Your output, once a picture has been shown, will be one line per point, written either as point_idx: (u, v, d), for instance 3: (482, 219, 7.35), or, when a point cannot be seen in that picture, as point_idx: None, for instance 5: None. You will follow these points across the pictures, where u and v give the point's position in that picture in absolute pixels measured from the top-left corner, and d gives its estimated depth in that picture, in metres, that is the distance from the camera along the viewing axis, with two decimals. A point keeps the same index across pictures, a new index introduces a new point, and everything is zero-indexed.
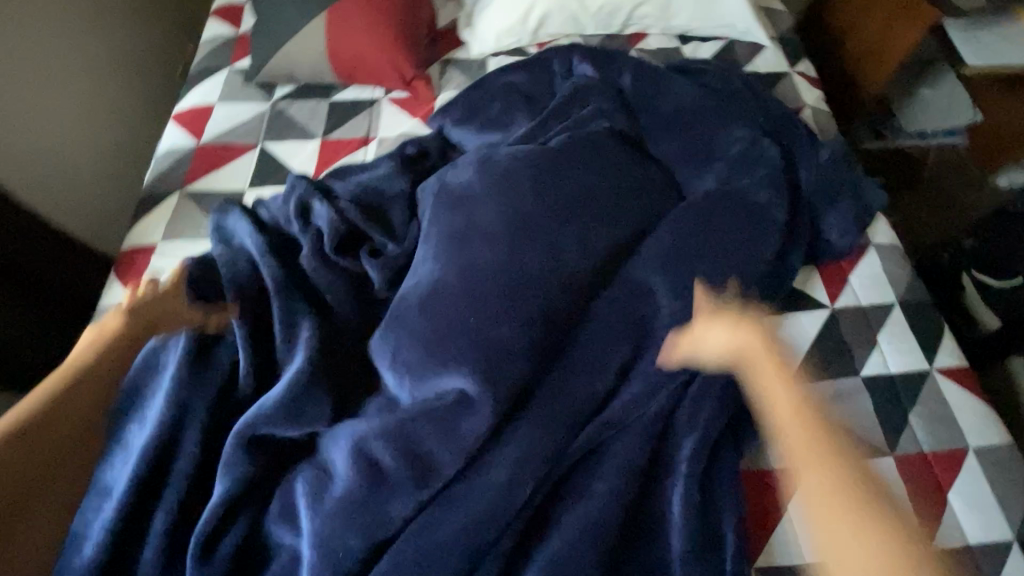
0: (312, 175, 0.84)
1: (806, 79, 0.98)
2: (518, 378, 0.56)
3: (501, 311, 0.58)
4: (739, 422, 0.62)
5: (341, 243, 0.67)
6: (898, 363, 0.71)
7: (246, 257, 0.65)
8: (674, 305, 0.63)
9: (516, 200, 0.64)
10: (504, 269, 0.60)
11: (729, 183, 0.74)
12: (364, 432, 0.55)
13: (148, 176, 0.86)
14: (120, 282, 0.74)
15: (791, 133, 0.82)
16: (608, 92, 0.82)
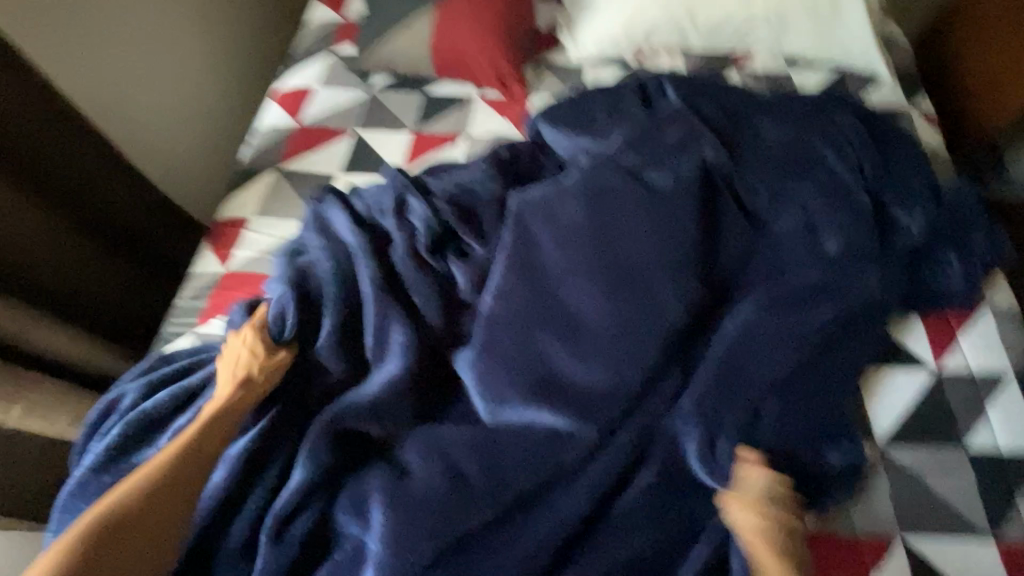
0: (401, 166, 0.84)
1: (926, 117, 0.90)
2: (605, 419, 0.56)
3: (594, 351, 0.58)
4: (823, 480, 0.57)
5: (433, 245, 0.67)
6: (1009, 441, 0.62)
7: (340, 250, 0.64)
8: (763, 343, 0.60)
9: (613, 233, 0.63)
10: (599, 306, 0.60)
11: (835, 221, 0.69)
12: (448, 443, 0.54)
13: (245, 150, 0.89)
14: (212, 252, 0.76)
15: (907, 174, 0.75)
16: (711, 114, 0.79)
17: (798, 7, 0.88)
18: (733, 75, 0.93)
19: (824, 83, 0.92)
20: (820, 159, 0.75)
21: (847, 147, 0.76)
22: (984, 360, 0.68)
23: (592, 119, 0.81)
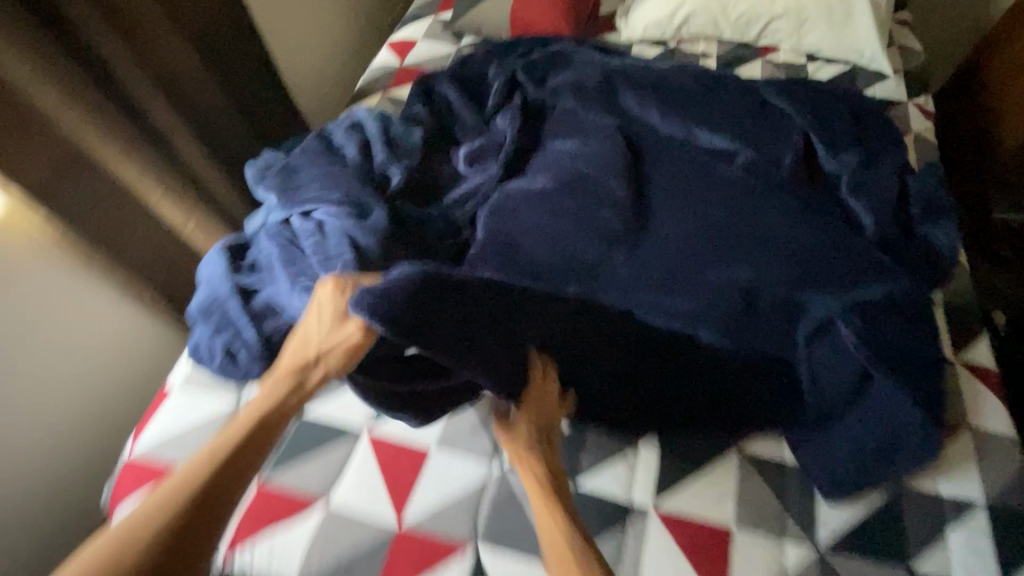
0: (467, 87, 1.04)
1: (923, 113, 1.04)
2: (616, 293, 0.79)
3: (591, 256, 0.82)
4: (754, 328, 0.74)
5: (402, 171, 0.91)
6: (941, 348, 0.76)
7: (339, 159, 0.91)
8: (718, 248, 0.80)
9: (619, 166, 0.90)
10: (599, 225, 0.84)
11: (796, 170, 0.90)
12: (516, 269, 0.82)
13: (362, 81, 1.16)
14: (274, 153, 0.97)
15: (877, 141, 0.92)
16: (723, 87, 0.99)
17: (815, 7, 1.06)
18: (755, 63, 1.11)
19: (836, 76, 1.08)
20: (794, 124, 0.94)
21: (831, 119, 0.94)
22: (955, 294, 0.82)
23: (628, 77, 1.01)
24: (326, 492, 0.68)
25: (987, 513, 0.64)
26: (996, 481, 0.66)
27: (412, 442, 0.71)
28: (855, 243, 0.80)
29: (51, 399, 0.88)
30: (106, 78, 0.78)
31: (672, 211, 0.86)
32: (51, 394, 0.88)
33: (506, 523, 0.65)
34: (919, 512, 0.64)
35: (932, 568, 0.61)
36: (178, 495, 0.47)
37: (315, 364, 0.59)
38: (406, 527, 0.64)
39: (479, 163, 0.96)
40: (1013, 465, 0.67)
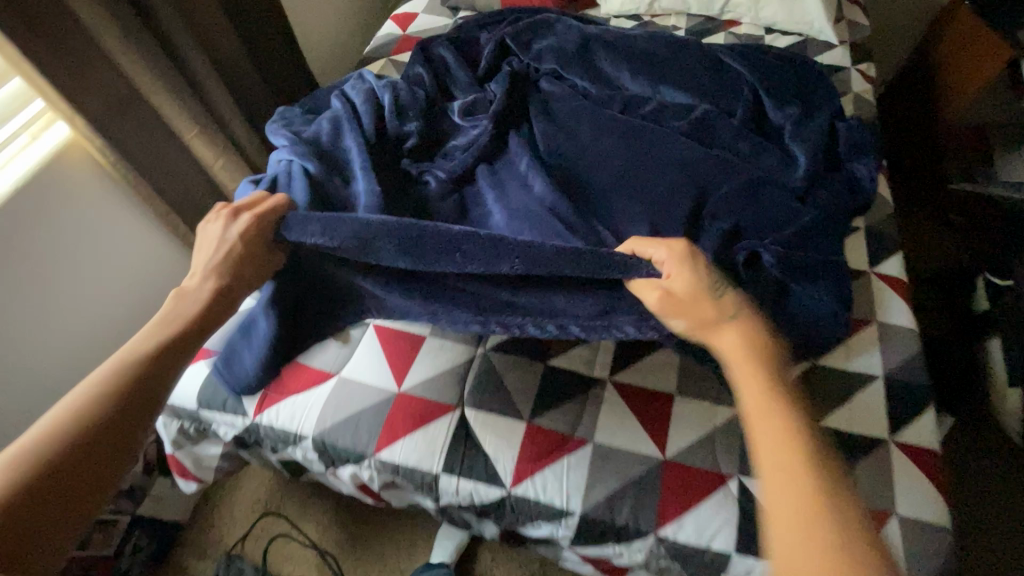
0: (462, 51, 1.18)
1: (865, 78, 1.18)
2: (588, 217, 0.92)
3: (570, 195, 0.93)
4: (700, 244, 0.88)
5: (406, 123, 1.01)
6: (859, 263, 0.90)
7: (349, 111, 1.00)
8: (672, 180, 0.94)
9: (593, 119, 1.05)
10: (573, 163, 0.98)
11: (744, 120, 1.04)
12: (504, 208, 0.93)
13: (368, 48, 1.30)
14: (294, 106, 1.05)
15: (818, 95, 1.06)
16: (686, 51, 1.13)
17: None
18: (719, 34, 1.26)
19: (789, 45, 1.22)
20: (746, 82, 1.08)
21: (779, 77, 1.08)
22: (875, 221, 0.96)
23: (603, 42, 1.15)
24: (338, 367, 0.81)
25: (883, 383, 0.78)
26: (892, 360, 0.80)
27: (411, 331, 0.85)
28: (787, 180, 0.94)
29: (98, 310, 1.02)
30: (164, 41, 0.91)
31: (637, 153, 1.00)
32: (98, 305, 1.02)
33: (486, 391, 0.79)
34: (825, 384, 0.78)
35: (833, 423, 0.75)
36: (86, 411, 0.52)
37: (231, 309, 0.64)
38: (404, 391, 0.78)
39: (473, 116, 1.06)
40: (909, 349, 0.81)
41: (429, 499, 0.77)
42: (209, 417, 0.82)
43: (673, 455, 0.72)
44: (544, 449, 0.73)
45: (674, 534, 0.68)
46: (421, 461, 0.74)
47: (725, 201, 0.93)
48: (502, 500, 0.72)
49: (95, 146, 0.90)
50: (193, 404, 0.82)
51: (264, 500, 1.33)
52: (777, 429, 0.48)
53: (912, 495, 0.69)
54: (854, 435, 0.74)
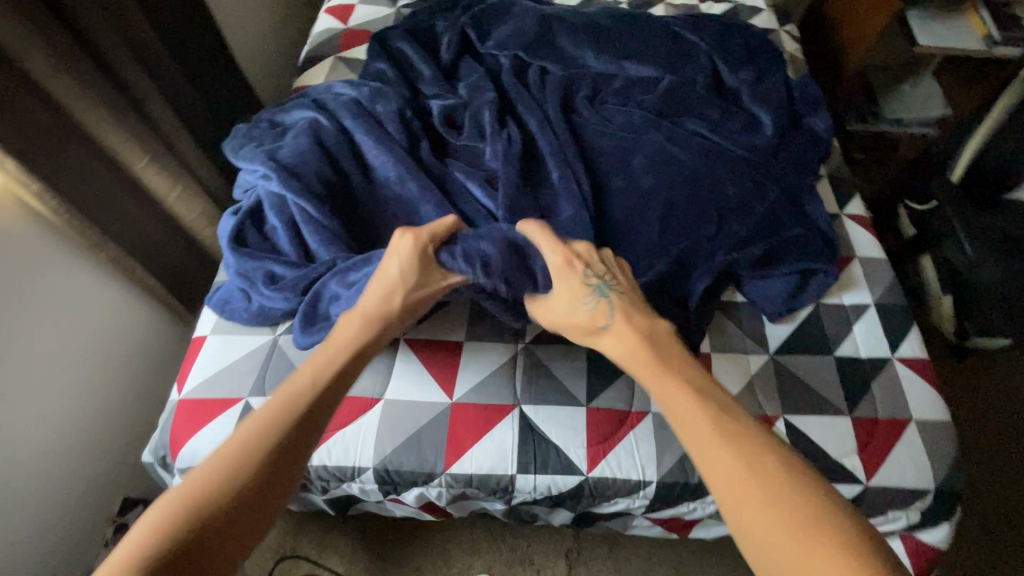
0: (420, 41, 1.12)
1: (792, 38, 1.29)
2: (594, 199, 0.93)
3: (578, 187, 0.93)
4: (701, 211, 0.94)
5: (396, 134, 0.92)
6: (831, 208, 1.00)
7: (327, 126, 0.90)
8: (661, 154, 0.98)
9: (569, 105, 1.07)
10: (564, 145, 0.98)
11: (707, 88, 1.10)
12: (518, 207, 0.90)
13: (309, 47, 1.20)
14: (260, 121, 0.93)
15: (765, 58, 1.14)
16: (640, 24, 1.17)
17: None
18: (658, 7, 1.30)
19: (723, 12, 1.30)
20: (701, 51, 1.14)
21: (727, 45, 1.15)
22: (834, 168, 1.07)
23: (561, 22, 1.15)
24: (380, 391, 0.77)
25: (875, 310, 0.88)
26: (877, 288, 0.90)
27: (445, 339, 0.82)
28: (760, 140, 1.02)
29: (57, 382, 0.88)
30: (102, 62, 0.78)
31: (619, 130, 1.02)
32: (56, 377, 0.87)
33: (539, 385, 0.79)
34: (830, 319, 0.88)
35: (845, 352, 0.84)
36: (236, 463, 0.49)
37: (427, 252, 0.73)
38: (455, 402, 0.77)
39: (453, 113, 1.02)
40: (887, 277, 0.92)
41: (501, 501, 0.77)
42: None
43: None
44: (608, 430, 0.76)
45: None
46: (494, 466, 0.73)
47: (712, 166, 0.98)
48: (580, 487, 0.74)
49: (28, 194, 0.76)
50: None
51: (276, 546, 1.24)
52: (750, 451, 0.51)
53: (921, 401, 0.80)
54: (865, 360, 0.84)
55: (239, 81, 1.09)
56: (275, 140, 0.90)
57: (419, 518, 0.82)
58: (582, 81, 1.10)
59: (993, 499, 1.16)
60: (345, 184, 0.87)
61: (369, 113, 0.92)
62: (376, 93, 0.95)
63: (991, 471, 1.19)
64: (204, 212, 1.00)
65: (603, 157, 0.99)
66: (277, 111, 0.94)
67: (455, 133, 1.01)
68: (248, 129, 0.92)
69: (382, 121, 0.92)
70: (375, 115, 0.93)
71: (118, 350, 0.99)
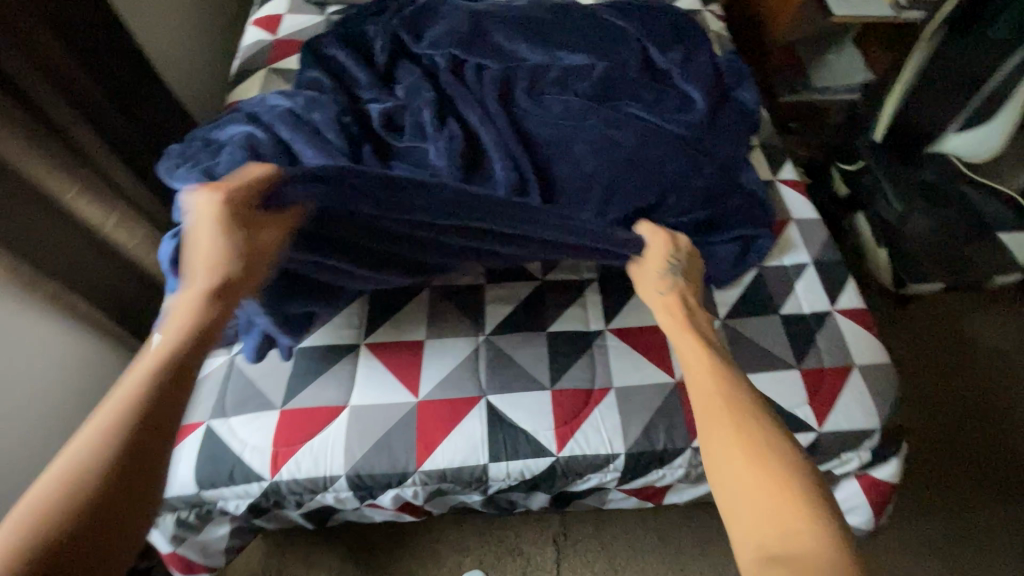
0: (352, 46, 1.11)
1: (717, 17, 1.34)
2: (539, 187, 0.94)
3: (521, 176, 0.94)
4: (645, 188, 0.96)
5: (339, 140, 0.91)
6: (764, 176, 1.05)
7: (263, 139, 0.88)
8: (602, 137, 1.01)
9: (508, 98, 1.09)
10: (505, 137, 0.99)
11: (639, 71, 1.13)
12: None
13: (239, 60, 1.17)
14: (193, 139, 0.91)
15: (692, 38, 1.18)
16: (570, 13, 1.19)
17: None
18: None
19: None
20: (631, 36, 1.17)
21: (655, 27, 1.18)
22: (767, 138, 1.11)
23: (492, 17, 1.16)
24: (345, 399, 0.77)
25: (813, 267, 0.93)
26: (813, 247, 0.96)
27: (406, 340, 0.82)
28: (692, 117, 1.06)
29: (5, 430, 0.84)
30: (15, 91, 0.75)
31: (560, 119, 1.04)
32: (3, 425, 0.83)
33: (503, 374, 0.80)
34: (772, 280, 0.92)
35: (790, 310, 0.89)
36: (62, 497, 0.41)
37: (251, 208, 0.59)
38: (421, 400, 0.77)
39: (393, 117, 1.02)
40: (822, 235, 0.98)
41: (478, 492, 0.78)
42: (213, 496, 0.74)
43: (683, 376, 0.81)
44: (574, 409, 0.78)
45: None
46: (466, 458, 0.74)
47: (650, 145, 1.01)
48: (551, 468, 0.76)
49: None
50: (192, 489, 0.73)
51: (261, 570, 1.21)
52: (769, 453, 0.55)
53: (861, 347, 0.85)
54: (808, 315, 0.88)
55: (169, 102, 1.06)
56: (210, 157, 0.88)
57: (400, 520, 0.82)
58: (518, 74, 1.12)
59: (922, 441, 1.28)
60: None
61: (307, 122, 0.91)
62: (311, 102, 0.94)
63: (919, 417, 1.31)
64: (146, 238, 0.97)
65: (545, 147, 1.01)
66: (211, 128, 0.92)
67: (396, 135, 1.01)
68: (181, 149, 0.90)
69: (320, 130, 0.92)
70: (313, 124, 0.92)
71: (67, 390, 0.95)
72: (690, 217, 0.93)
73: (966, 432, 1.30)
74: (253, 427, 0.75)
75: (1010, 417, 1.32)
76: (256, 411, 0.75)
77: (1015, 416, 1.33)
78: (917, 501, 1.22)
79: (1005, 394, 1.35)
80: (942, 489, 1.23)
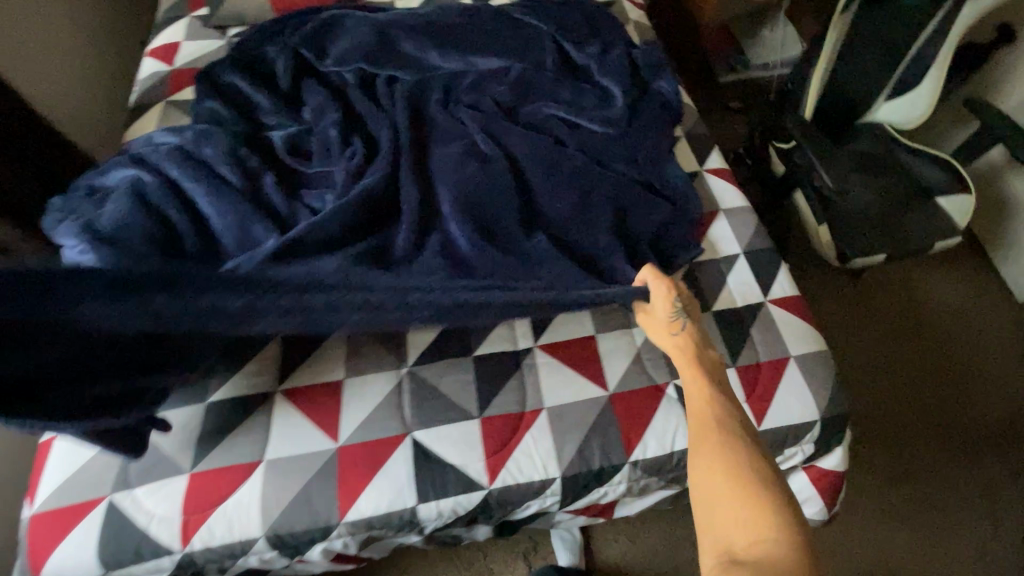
0: (252, 69, 1.05)
1: (636, 4, 1.31)
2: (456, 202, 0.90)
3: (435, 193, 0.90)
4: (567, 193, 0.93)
5: (236, 174, 0.87)
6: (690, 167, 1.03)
7: (151, 182, 0.83)
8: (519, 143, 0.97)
9: (422, 110, 1.04)
10: (418, 153, 0.95)
11: (557, 69, 1.09)
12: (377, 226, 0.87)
13: (135, 94, 1.10)
14: (78, 189, 0.86)
15: (608, 30, 1.15)
16: (482, 14, 1.15)
17: None
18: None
19: None
20: (546, 33, 1.13)
21: (570, 22, 1.15)
22: (692, 127, 1.09)
23: (400, 26, 1.11)
24: (259, 453, 0.72)
25: (744, 258, 0.91)
26: (742, 237, 0.94)
27: (323, 382, 0.78)
28: (612, 113, 1.02)
29: None
30: None
31: (475, 127, 1.00)
32: None
33: (428, 407, 0.76)
34: (703, 275, 0.90)
35: (723, 305, 0.87)
36: None
37: None
38: (342, 445, 0.73)
39: (299, 142, 0.97)
40: (751, 222, 0.96)
41: (415, 533, 0.74)
42: None
43: (615, 387, 0.78)
44: (504, 436, 0.74)
45: (642, 455, 0.75)
46: (393, 501, 0.70)
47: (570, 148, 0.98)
48: (485, 500, 0.72)
49: None
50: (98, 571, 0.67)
51: None
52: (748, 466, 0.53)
53: (796, 336, 0.83)
54: (741, 308, 0.86)
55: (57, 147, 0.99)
56: (95, 208, 0.82)
57: (340, 570, 0.78)
58: (431, 83, 1.07)
59: (887, 423, 1.27)
60: (182, 239, 0.81)
61: (199, 158, 0.86)
62: (203, 137, 0.88)
63: (881, 398, 1.30)
64: None
65: (461, 158, 0.97)
66: (95, 175, 0.86)
67: (304, 161, 0.95)
68: (64, 200, 0.84)
69: (216, 166, 0.87)
70: (206, 159, 0.87)
71: None
72: (613, 219, 0.90)
73: (916, 397, 1.30)
74: (160, 498, 0.69)
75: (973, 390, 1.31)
76: (162, 478, 0.70)
77: (977, 389, 1.32)
78: (887, 484, 1.20)
79: (965, 368, 1.35)
80: (905, 464, 1.22)
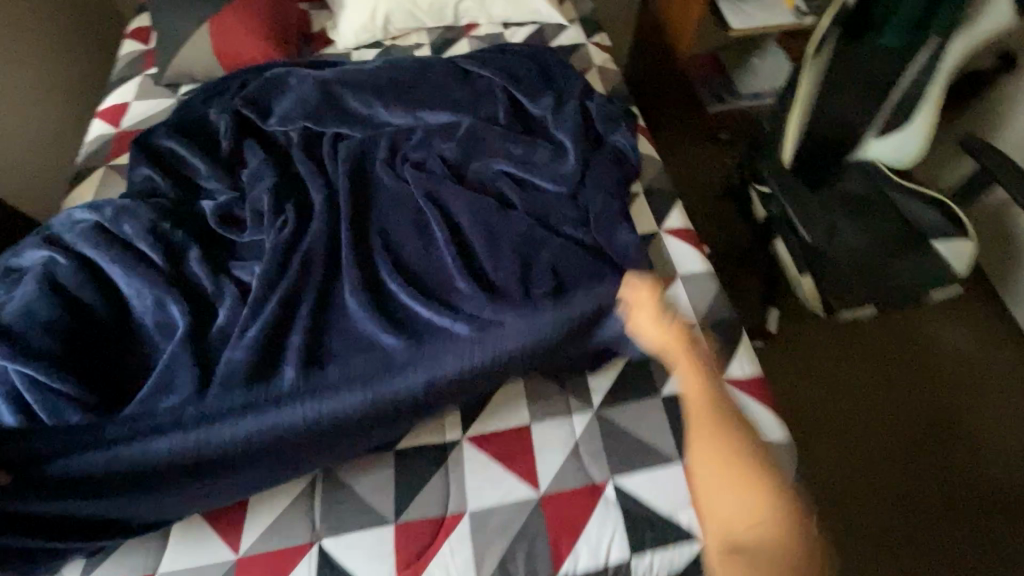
0: (194, 132, 1.03)
1: (601, 48, 1.26)
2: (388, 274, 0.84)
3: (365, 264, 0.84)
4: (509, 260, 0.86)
5: (155, 251, 0.83)
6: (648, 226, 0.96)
7: (64, 263, 0.79)
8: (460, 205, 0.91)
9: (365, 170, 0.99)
10: (353, 219, 0.90)
11: (509, 124, 1.04)
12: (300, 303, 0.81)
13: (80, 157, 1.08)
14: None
15: (566, 79, 1.10)
16: (434, 67, 1.11)
17: None
18: (462, 43, 1.26)
19: (528, 36, 1.26)
20: (499, 85, 1.08)
21: (525, 72, 1.10)
22: (653, 182, 1.02)
23: (347, 82, 1.08)
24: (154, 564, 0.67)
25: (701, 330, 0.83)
26: (700, 306, 0.86)
27: None
28: (564, 170, 0.96)
29: None
30: None
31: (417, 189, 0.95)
32: None
33: (342, 511, 0.70)
34: None
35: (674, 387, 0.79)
36: None
37: None
38: (243, 556, 0.67)
39: (231, 209, 0.93)
40: (711, 289, 0.88)
41: None
42: None
43: (547, 487, 0.71)
44: (419, 546, 0.68)
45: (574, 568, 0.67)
46: None
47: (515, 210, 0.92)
48: None
49: None
50: None
51: None
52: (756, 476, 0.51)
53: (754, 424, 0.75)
54: None
55: None
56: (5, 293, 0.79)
57: None
58: (376, 141, 1.03)
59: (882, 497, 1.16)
60: (92, 325, 0.78)
61: (117, 235, 0.83)
62: (125, 212, 0.85)
63: (881, 466, 1.19)
64: None
65: (400, 223, 0.91)
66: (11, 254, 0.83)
67: (235, 230, 0.91)
68: None
69: (135, 243, 0.83)
70: (126, 236, 0.83)
71: None
72: (556, 289, 0.83)
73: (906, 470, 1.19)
74: None
75: (978, 449, 1.21)
76: None
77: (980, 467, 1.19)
78: (893, 567, 1.09)
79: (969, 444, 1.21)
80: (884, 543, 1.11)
